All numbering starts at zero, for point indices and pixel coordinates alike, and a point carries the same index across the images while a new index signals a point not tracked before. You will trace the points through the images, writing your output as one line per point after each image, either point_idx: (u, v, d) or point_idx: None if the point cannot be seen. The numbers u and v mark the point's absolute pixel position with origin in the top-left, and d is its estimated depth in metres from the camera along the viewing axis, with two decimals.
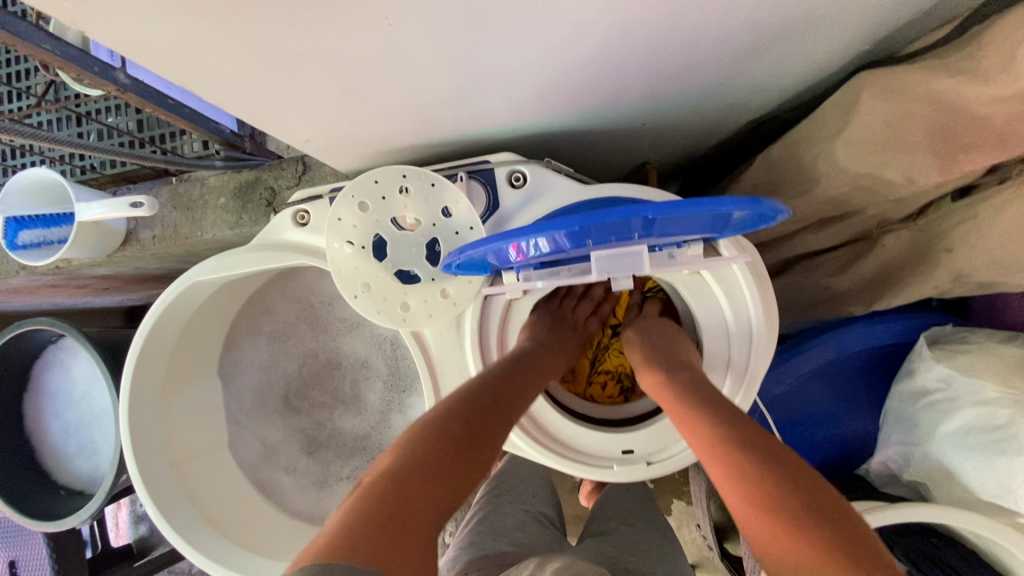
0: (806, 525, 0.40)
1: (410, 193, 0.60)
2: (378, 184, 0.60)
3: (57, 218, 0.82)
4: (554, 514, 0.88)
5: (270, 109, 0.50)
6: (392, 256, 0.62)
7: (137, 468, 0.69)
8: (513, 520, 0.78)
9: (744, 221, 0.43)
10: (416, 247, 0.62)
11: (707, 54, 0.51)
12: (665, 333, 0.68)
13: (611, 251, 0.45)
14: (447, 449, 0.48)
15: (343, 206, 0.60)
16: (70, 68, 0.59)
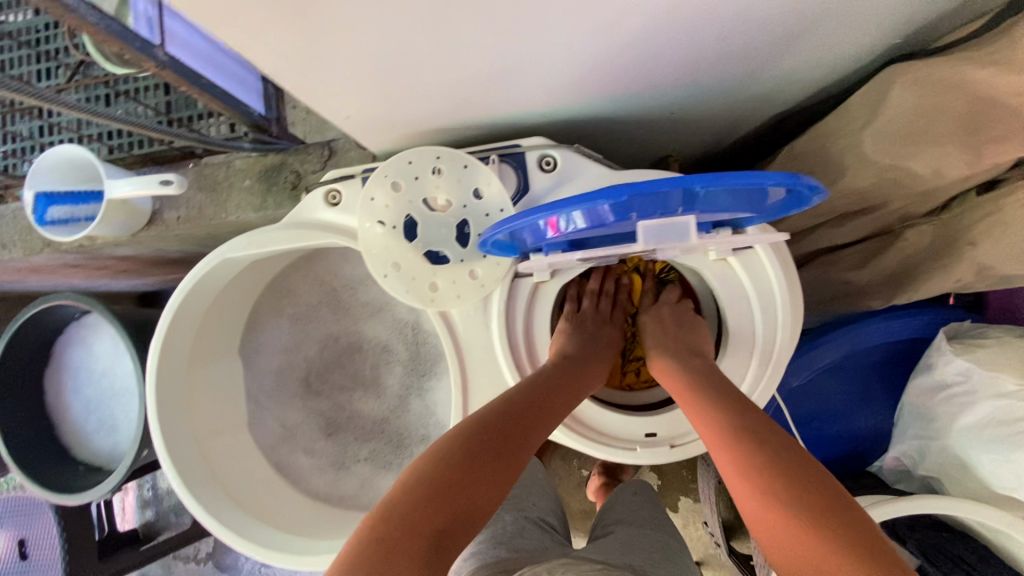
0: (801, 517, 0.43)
1: (443, 174, 0.62)
2: (412, 165, 0.61)
3: (86, 195, 0.83)
4: (556, 521, 0.89)
5: (312, 86, 0.51)
6: (422, 237, 0.63)
7: (163, 440, 0.70)
8: (512, 528, 0.79)
9: (784, 200, 0.44)
10: (447, 227, 0.63)
11: (742, 43, 0.52)
12: (681, 320, 0.69)
13: (658, 223, 0.44)
14: (471, 461, 0.50)
15: (376, 185, 0.62)
16: (114, 42, 0.59)
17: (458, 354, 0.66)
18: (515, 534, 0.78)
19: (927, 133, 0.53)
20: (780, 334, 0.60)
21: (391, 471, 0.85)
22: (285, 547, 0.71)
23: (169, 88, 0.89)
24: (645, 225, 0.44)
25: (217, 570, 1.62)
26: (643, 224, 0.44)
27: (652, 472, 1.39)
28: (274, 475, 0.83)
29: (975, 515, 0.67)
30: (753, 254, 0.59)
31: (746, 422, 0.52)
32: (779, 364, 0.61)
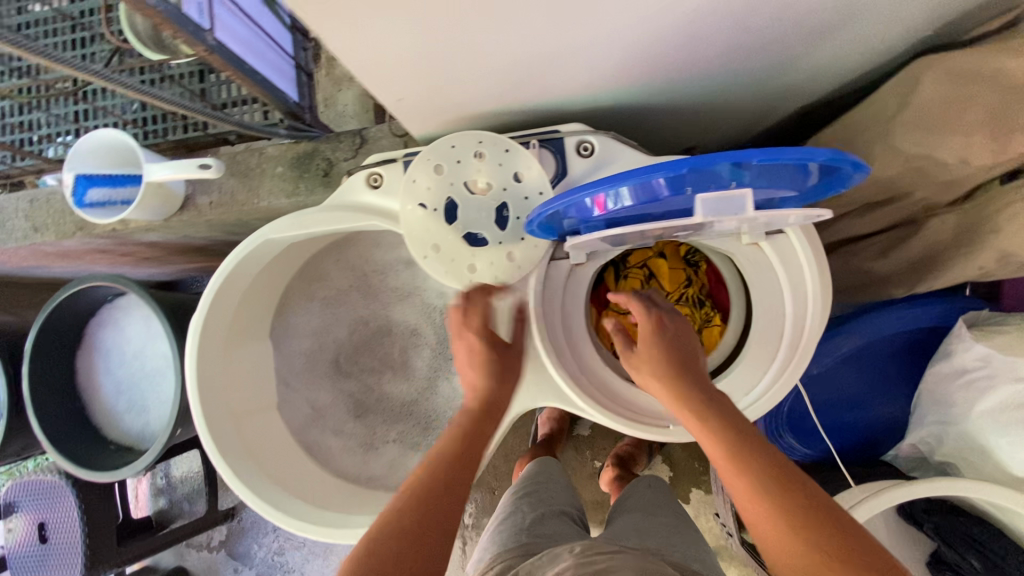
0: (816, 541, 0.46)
1: (485, 158, 0.64)
2: (455, 149, 0.64)
3: (123, 178, 0.84)
4: (578, 509, 0.91)
5: (367, 70, 0.54)
6: (461, 219, 0.65)
7: (203, 415, 0.73)
8: (532, 518, 0.83)
9: (830, 177, 0.45)
10: (485, 209, 0.65)
11: (780, 37, 0.54)
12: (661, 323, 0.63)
13: (710, 198, 0.46)
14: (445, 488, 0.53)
15: (419, 168, 0.64)
16: (170, 25, 0.60)
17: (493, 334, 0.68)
18: (534, 521, 0.82)
19: (956, 123, 0.55)
20: (808, 314, 0.62)
21: (419, 452, 0.86)
22: (318, 522, 0.73)
23: (204, 75, 0.92)
24: (702, 198, 0.45)
25: (230, 558, 1.59)
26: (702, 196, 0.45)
27: (665, 463, 1.40)
28: (303, 455, 0.84)
29: (994, 496, 0.69)
30: (783, 236, 0.61)
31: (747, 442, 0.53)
32: (806, 343, 0.62)
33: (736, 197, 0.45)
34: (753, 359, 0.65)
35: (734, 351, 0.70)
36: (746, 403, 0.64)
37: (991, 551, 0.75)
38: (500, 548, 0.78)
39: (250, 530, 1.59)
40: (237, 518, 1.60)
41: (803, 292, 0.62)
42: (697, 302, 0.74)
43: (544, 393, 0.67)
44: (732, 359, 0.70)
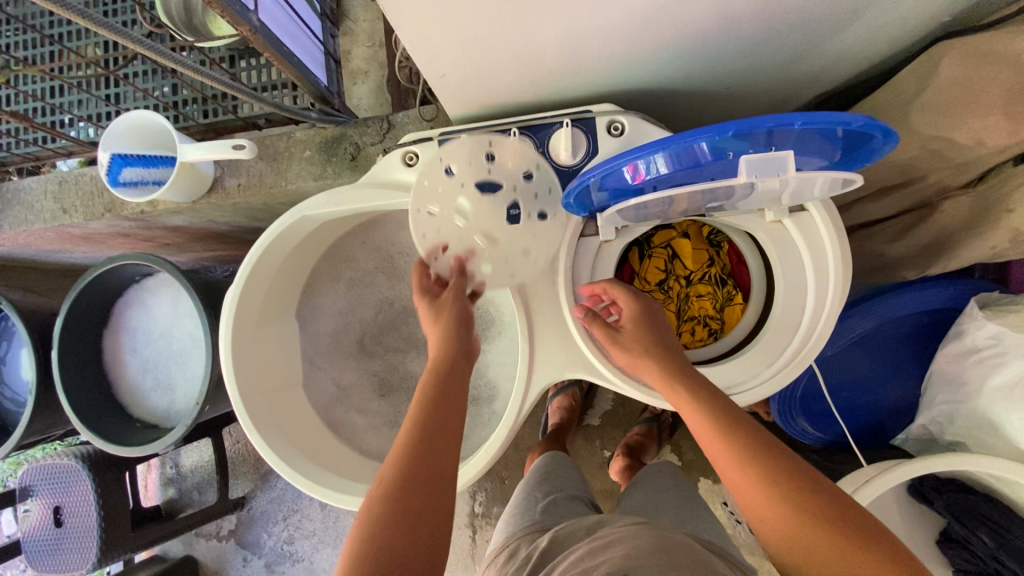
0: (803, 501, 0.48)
1: (495, 159, 0.66)
2: (466, 151, 0.66)
3: (156, 159, 0.87)
4: (589, 495, 0.91)
5: (415, 44, 0.56)
6: (477, 215, 0.68)
7: (237, 387, 0.75)
8: (545, 502, 0.83)
9: (873, 143, 0.47)
10: (499, 205, 0.67)
11: (807, 21, 0.57)
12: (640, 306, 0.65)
13: (752, 159, 0.48)
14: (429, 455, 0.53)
15: (431, 172, 0.67)
16: (220, 5, 0.62)
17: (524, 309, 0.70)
18: (547, 504, 0.82)
19: (971, 105, 0.58)
20: (830, 289, 0.64)
21: None
22: (351, 492, 0.75)
23: (236, 62, 0.96)
24: (741, 160, 0.48)
25: (239, 548, 1.59)
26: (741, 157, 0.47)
27: (673, 454, 1.42)
28: (328, 432, 0.86)
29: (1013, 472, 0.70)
30: (807, 214, 0.64)
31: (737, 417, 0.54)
32: (827, 318, 0.64)
33: (776, 157, 0.47)
34: (774, 332, 0.67)
35: (755, 328, 0.73)
36: (767, 375, 0.67)
37: (999, 524, 0.78)
38: (517, 528, 0.79)
39: (259, 520, 1.59)
40: (246, 508, 1.60)
41: (826, 268, 0.64)
42: (719, 281, 0.77)
43: (572, 365, 0.69)
44: (752, 333, 0.72)
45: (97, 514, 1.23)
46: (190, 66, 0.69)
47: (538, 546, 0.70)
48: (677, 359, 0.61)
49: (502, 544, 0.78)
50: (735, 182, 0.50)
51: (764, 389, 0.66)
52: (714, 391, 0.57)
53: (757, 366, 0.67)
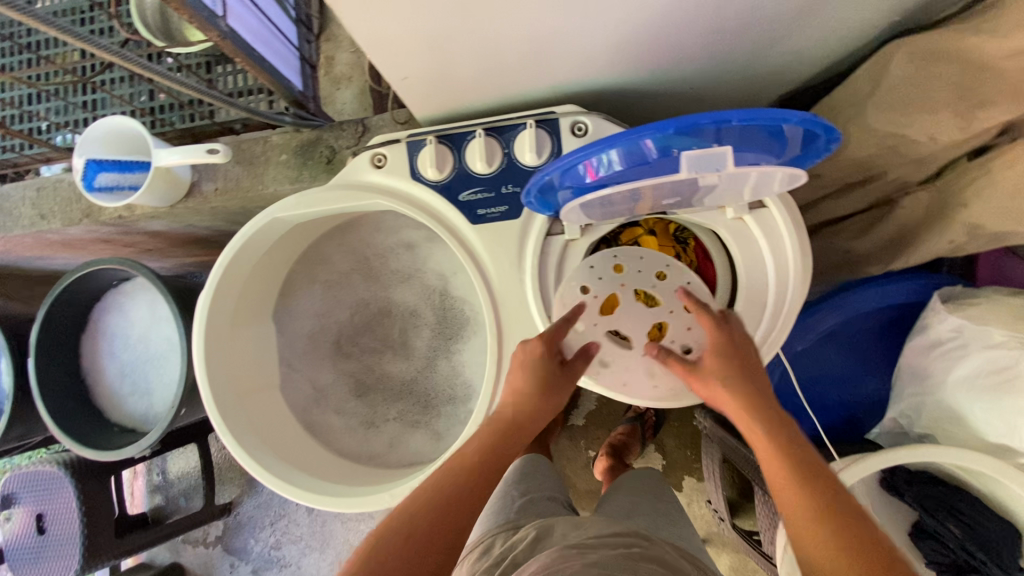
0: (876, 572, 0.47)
1: (665, 279, 0.67)
2: (641, 260, 0.69)
3: (131, 164, 0.87)
4: (565, 497, 0.91)
5: (378, 46, 0.57)
6: (614, 324, 0.68)
7: (210, 391, 0.76)
8: (521, 501, 0.84)
9: (819, 140, 0.49)
10: (638, 312, 0.67)
11: (761, 21, 0.58)
12: (733, 340, 0.61)
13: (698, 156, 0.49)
14: (465, 491, 0.57)
15: (598, 259, 0.69)
16: (187, 11, 0.63)
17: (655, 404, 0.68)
18: (525, 502, 0.83)
19: (923, 101, 0.59)
20: (791, 284, 0.66)
21: (419, 430, 0.88)
22: (323, 491, 0.76)
23: (212, 67, 0.96)
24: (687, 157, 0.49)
25: (226, 554, 1.59)
26: (686, 155, 0.48)
27: (657, 453, 1.43)
28: (305, 434, 0.87)
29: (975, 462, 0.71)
30: (766, 211, 0.65)
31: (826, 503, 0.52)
32: (789, 309, 0.66)
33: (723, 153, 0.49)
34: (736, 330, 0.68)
35: None
36: None
37: (969, 516, 0.78)
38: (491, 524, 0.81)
39: (246, 526, 1.59)
40: (233, 513, 1.59)
41: (783, 264, 0.66)
42: None
43: None
44: None
45: (79, 522, 1.22)
46: (157, 71, 0.69)
47: (511, 545, 0.70)
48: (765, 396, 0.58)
49: (475, 542, 0.79)
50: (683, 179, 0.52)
51: None
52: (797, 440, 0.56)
53: None
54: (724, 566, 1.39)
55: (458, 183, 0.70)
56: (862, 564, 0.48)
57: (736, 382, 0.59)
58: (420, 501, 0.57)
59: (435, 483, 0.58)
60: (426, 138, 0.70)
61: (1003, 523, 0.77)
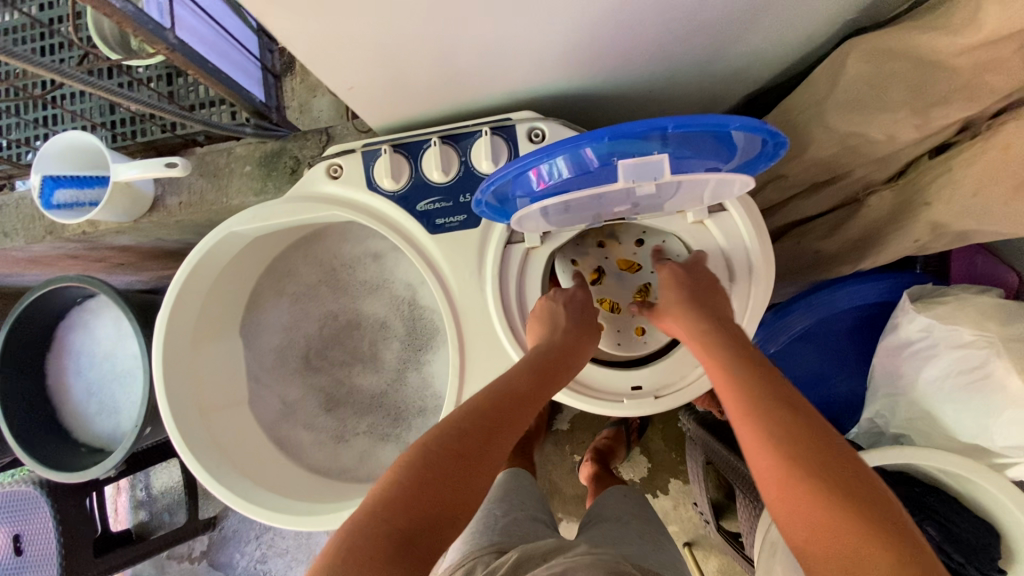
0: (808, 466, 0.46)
1: (643, 244, 0.76)
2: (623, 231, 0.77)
3: (92, 180, 0.86)
4: (549, 518, 0.90)
5: (321, 56, 0.56)
6: (603, 292, 0.77)
7: (170, 410, 0.75)
8: (505, 520, 0.81)
9: (760, 147, 0.49)
10: (622, 280, 0.77)
11: (712, 21, 0.57)
12: (697, 276, 0.65)
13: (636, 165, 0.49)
14: (489, 428, 0.55)
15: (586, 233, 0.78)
16: (130, 24, 0.62)
17: (645, 391, 0.68)
18: (508, 522, 0.81)
19: (880, 100, 0.58)
20: (754, 289, 0.65)
21: (390, 443, 0.86)
22: (290, 512, 0.74)
23: (173, 79, 0.94)
24: (628, 165, 0.48)
25: (212, 569, 1.57)
26: (626, 162, 0.48)
27: (643, 456, 1.42)
28: (274, 449, 0.85)
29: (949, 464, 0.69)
30: (727, 214, 0.65)
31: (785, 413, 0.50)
32: (752, 311, 0.66)
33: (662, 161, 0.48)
34: None
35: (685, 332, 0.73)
36: (693, 378, 0.68)
37: (942, 513, 0.77)
38: (470, 545, 0.76)
39: (231, 540, 1.57)
40: (218, 528, 1.57)
41: (744, 268, 0.65)
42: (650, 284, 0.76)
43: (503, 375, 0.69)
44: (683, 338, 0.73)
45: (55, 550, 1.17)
46: (103, 86, 0.68)
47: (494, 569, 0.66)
48: (721, 322, 0.61)
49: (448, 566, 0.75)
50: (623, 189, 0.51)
51: (697, 387, 0.67)
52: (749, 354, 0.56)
53: (685, 367, 0.68)
54: (712, 570, 1.38)
55: (416, 192, 0.69)
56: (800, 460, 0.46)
57: (690, 309, 0.62)
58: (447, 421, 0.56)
59: (463, 406, 0.57)
60: (382, 146, 0.69)
61: (981, 523, 0.75)
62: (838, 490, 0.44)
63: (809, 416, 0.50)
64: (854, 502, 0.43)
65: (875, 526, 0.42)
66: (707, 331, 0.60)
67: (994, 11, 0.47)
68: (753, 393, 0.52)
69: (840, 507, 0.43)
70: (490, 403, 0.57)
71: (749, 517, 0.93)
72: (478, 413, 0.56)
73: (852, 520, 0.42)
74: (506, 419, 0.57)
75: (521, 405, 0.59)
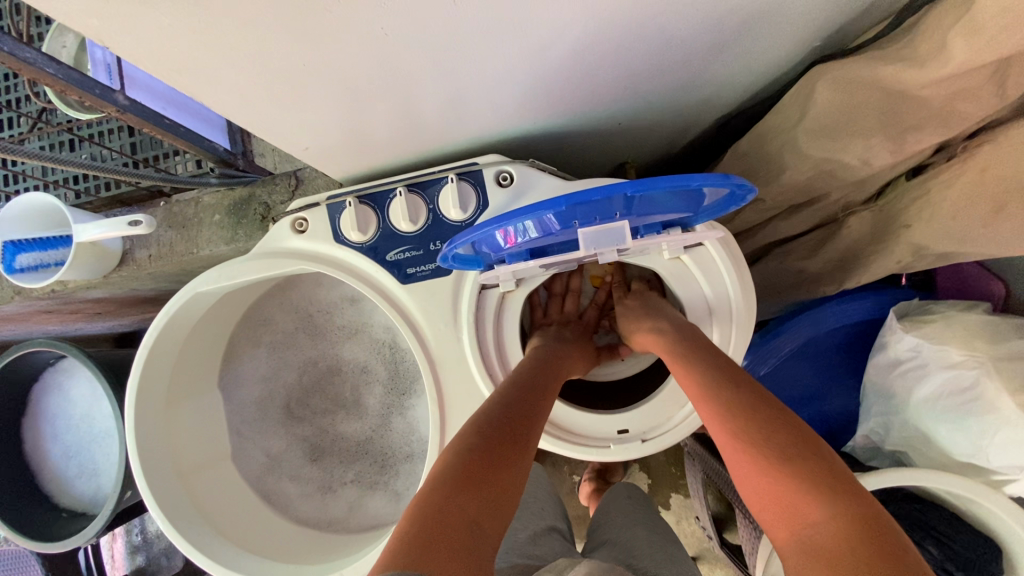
0: (767, 436, 0.48)
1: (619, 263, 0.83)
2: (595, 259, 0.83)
3: (55, 240, 0.85)
4: (564, 524, 0.86)
5: (271, 120, 0.54)
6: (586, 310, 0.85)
7: (144, 479, 0.72)
8: (524, 535, 0.77)
9: (712, 202, 0.51)
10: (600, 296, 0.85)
11: (675, 55, 0.56)
12: (649, 307, 0.71)
13: (596, 227, 0.50)
14: (497, 440, 0.53)
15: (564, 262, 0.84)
16: (72, 90, 0.61)
17: (631, 435, 0.68)
18: (529, 540, 0.76)
19: (851, 128, 0.57)
20: (737, 325, 0.65)
21: (378, 491, 0.84)
22: None
23: (134, 130, 0.92)
24: (585, 231, 0.50)
25: None
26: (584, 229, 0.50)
27: (642, 472, 1.40)
28: (260, 504, 0.82)
29: (950, 486, 0.67)
30: (704, 250, 0.64)
31: (737, 397, 0.52)
32: (737, 347, 0.66)
33: (621, 225, 0.50)
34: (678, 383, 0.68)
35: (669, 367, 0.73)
36: (679, 417, 0.67)
37: (947, 536, 0.75)
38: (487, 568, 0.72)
39: None
40: None
41: (725, 305, 0.65)
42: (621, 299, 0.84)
43: None
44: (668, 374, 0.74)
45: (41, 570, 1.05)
46: (47, 155, 0.69)
47: None
48: (683, 329, 0.64)
49: None
50: (585, 249, 0.52)
51: (683, 428, 0.67)
52: (713, 348, 0.60)
53: (671, 407, 0.67)
54: None
55: (385, 243, 0.68)
56: (760, 434, 0.49)
57: (655, 325, 0.66)
58: (474, 420, 0.56)
59: (468, 424, 0.55)
60: (347, 199, 0.68)
61: (982, 539, 0.72)
62: (784, 457, 0.46)
63: (764, 395, 0.52)
64: (804, 469, 0.45)
65: (822, 487, 0.44)
66: (666, 337, 0.64)
67: (960, 42, 0.45)
68: (714, 382, 0.55)
69: (787, 473, 0.45)
70: (511, 401, 0.59)
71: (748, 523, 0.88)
72: (497, 419, 0.55)
73: (797, 485, 0.44)
74: (520, 426, 0.56)
75: (521, 415, 0.57)
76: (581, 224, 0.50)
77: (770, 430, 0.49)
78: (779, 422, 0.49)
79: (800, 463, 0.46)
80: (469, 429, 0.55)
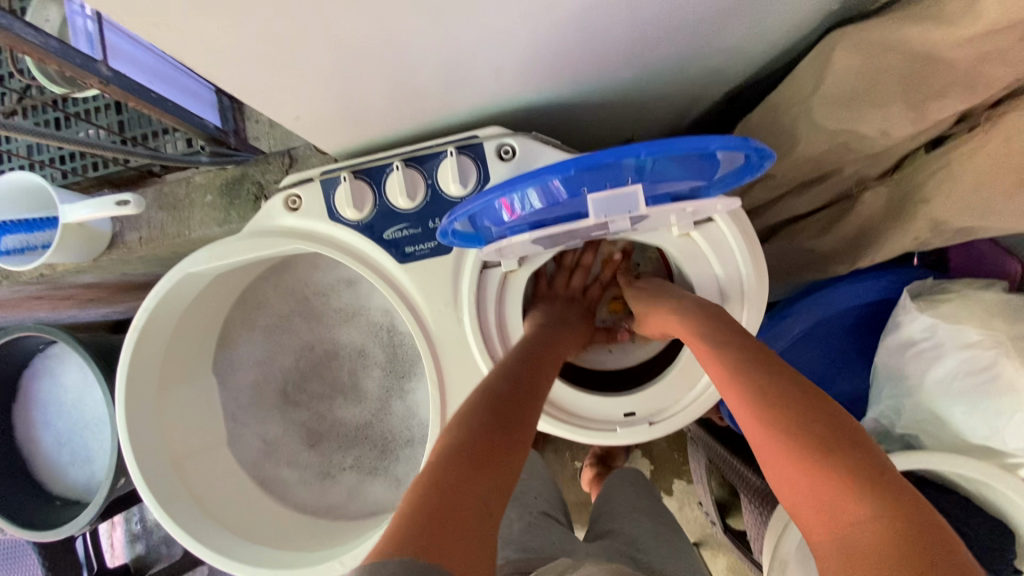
0: (799, 424, 0.46)
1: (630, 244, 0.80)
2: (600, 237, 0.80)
3: (40, 222, 0.80)
4: (561, 511, 0.85)
5: (262, 87, 0.51)
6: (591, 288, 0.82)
7: (136, 467, 0.70)
8: (520, 526, 0.75)
9: (727, 170, 0.48)
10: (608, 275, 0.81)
11: (688, 19, 0.53)
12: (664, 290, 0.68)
13: (607, 195, 0.48)
14: (499, 423, 0.50)
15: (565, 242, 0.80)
16: (50, 59, 0.57)
17: (638, 418, 0.66)
18: (523, 526, 0.75)
19: (870, 96, 0.54)
20: (748, 304, 0.63)
21: (378, 477, 0.82)
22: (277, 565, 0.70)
23: (122, 108, 0.89)
24: (595, 198, 0.48)
25: None
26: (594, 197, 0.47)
27: (644, 458, 1.38)
28: (259, 492, 0.80)
29: (965, 469, 0.66)
30: (714, 226, 0.62)
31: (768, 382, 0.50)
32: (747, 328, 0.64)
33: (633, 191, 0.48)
34: (687, 365, 0.66)
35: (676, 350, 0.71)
36: (687, 399, 0.65)
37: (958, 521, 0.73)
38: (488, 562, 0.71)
39: None
40: None
41: (734, 282, 0.63)
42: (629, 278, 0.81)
43: None
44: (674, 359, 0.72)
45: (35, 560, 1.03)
46: (27, 126, 0.65)
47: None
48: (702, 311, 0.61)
49: None
50: (595, 219, 0.50)
51: (692, 411, 0.65)
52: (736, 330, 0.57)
53: (679, 390, 0.66)
54: (722, 568, 1.36)
55: (381, 220, 0.65)
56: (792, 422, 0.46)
57: (674, 307, 0.64)
58: (474, 402, 0.53)
59: (468, 406, 0.53)
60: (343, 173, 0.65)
61: (992, 522, 0.71)
62: (819, 446, 0.44)
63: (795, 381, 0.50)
64: (840, 460, 0.43)
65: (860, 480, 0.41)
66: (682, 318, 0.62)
67: None
68: (742, 367, 0.52)
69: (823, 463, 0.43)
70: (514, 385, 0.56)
71: (754, 510, 0.86)
72: (499, 403, 0.53)
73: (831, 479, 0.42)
74: (522, 410, 0.54)
75: (522, 398, 0.55)
76: (591, 191, 0.48)
77: (805, 418, 0.46)
78: (814, 409, 0.47)
79: (836, 454, 0.43)
80: (478, 408, 0.52)
